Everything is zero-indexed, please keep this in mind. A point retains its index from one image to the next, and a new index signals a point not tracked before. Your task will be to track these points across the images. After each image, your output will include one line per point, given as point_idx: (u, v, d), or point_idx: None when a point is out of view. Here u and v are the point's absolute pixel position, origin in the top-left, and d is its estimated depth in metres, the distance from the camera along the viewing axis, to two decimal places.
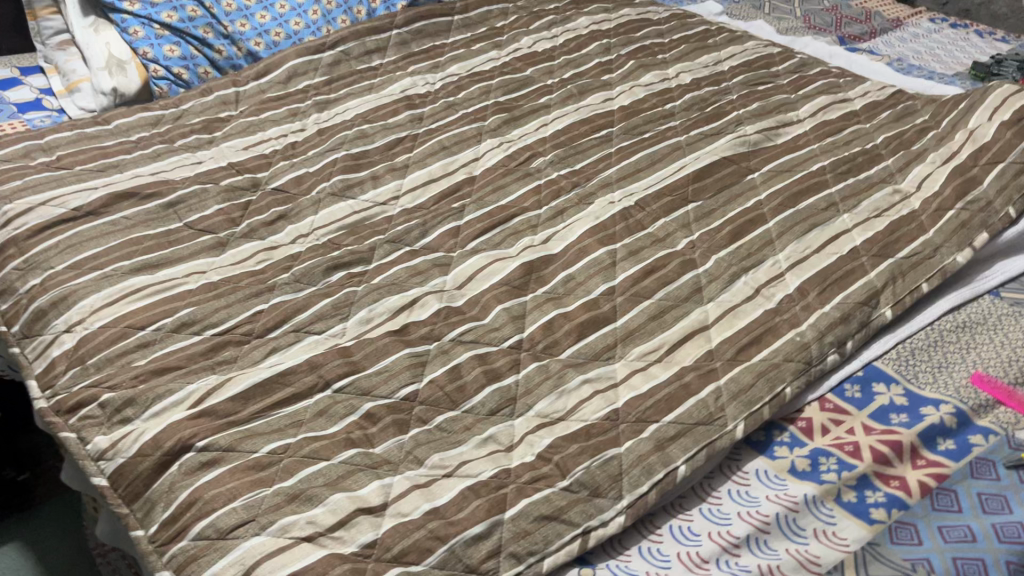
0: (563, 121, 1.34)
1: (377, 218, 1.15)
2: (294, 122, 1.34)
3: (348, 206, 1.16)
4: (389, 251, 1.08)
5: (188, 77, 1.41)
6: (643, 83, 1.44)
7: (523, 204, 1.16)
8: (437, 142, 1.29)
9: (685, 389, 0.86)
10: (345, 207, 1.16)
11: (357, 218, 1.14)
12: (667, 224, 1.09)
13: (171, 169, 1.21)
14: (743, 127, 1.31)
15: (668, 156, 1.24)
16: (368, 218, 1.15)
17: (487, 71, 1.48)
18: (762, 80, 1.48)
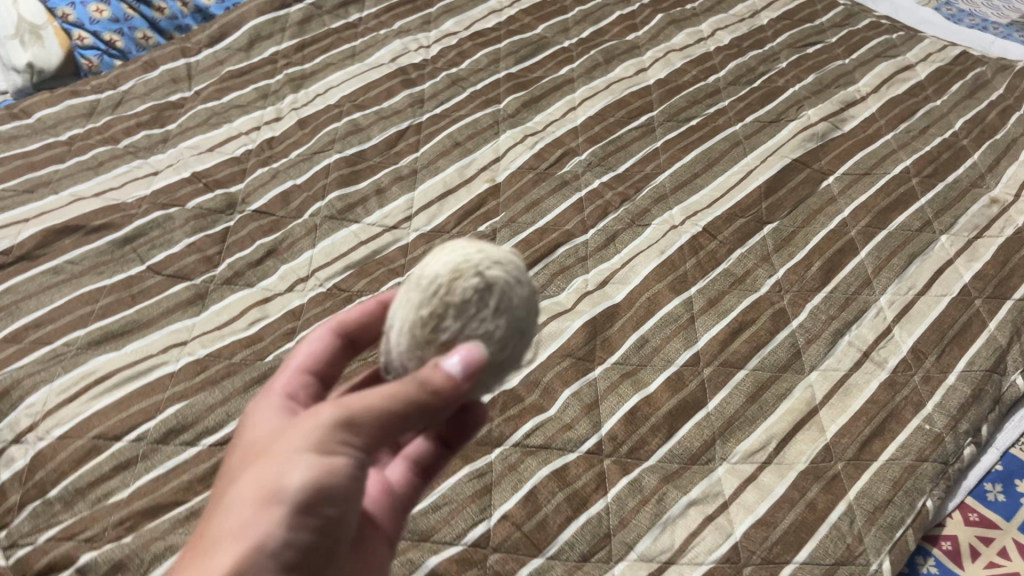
0: (593, 103, 1.12)
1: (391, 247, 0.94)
2: (264, 106, 1.09)
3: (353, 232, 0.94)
4: None
5: (124, 44, 1.12)
6: (677, 47, 1.23)
7: (566, 227, 0.96)
8: (447, 136, 1.06)
9: (811, 511, 0.71)
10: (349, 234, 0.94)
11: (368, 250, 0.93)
12: (745, 258, 0.92)
13: (121, 184, 0.96)
14: (804, 110, 1.12)
15: (727, 155, 1.04)
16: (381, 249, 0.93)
17: (489, 28, 1.24)
18: (809, 38, 1.27)
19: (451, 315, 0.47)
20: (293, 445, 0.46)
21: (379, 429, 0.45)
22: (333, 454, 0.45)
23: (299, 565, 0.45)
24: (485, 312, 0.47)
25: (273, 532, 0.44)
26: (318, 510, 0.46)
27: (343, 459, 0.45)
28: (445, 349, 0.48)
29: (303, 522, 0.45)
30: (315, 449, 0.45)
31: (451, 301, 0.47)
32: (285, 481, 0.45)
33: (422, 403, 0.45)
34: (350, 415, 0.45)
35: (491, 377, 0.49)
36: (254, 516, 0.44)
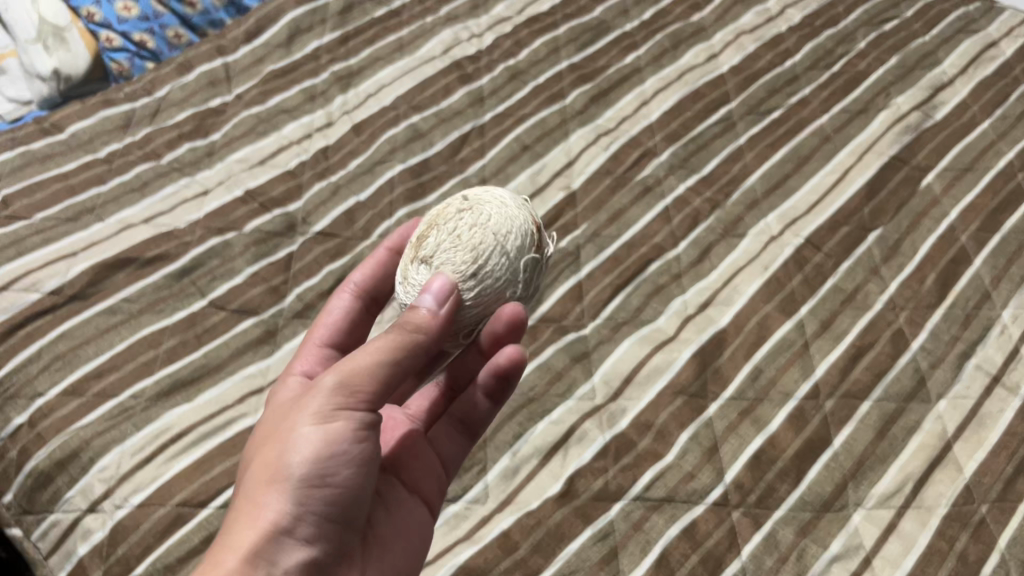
0: (666, 95, 1.04)
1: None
2: (314, 110, 1.00)
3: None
4: None
5: (155, 44, 1.03)
6: (746, 28, 1.14)
7: (655, 241, 0.89)
8: (515, 138, 0.98)
9: (963, 565, 0.66)
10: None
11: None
12: (853, 272, 0.85)
13: (170, 206, 0.88)
14: (892, 97, 1.04)
15: (817, 153, 0.97)
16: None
17: (544, 11, 1.15)
18: (884, 13, 1.19)
19: (434, 237, 0.59)
20: (295, 419, 0.49)
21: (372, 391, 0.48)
22: (330, 418, 0.48)
23: (327, 516, 0.49)
24: (463, 232, 0.57)
25: (287, 500, 0.47)
26: (326, 475, 0.48)
27: (341, 423, 0.48)
28: (427, 272, 0.58)
29: (314, 487, 0.48)
30: (315, 418, 0.48)
31: (439, 223, 0.59)
32: (291, 454, 0.48)
33: (416, 346, 0.50)
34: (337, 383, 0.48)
35: (482, 295, 0.57)
36: (267, 488, 0.48)
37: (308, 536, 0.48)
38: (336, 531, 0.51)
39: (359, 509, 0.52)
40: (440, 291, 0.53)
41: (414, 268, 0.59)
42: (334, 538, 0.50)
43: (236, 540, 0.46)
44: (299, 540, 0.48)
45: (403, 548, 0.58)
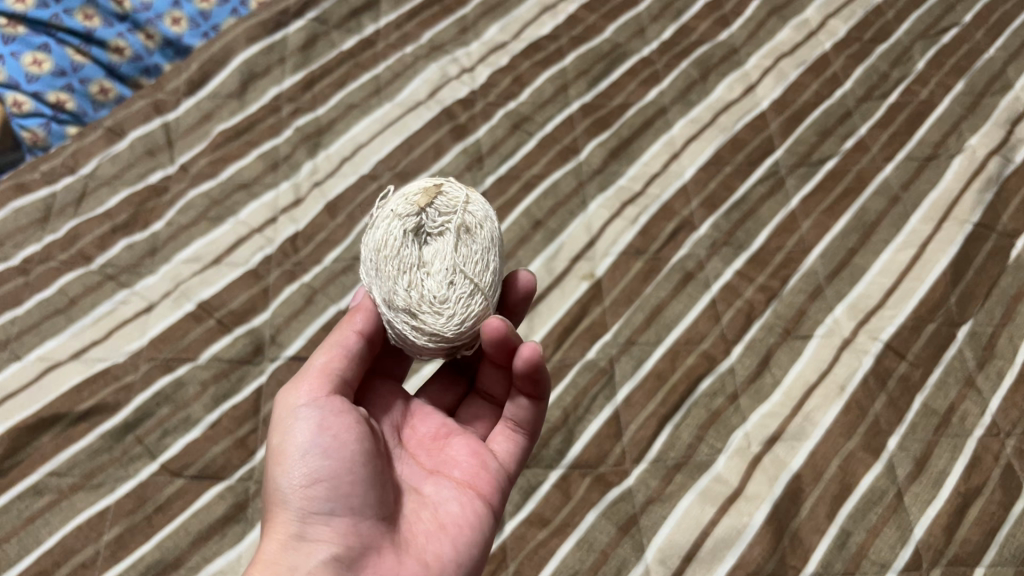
0: (700, 145, 0.87)
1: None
2: (277, 181, 0.82)
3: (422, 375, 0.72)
4: (532, 489, 0.66)
5: (76, 105, 0.83)
6: (784, 48, 0.97)
7: (703, 348, 0.73)
8: (523, 213, 0.82)
9: None
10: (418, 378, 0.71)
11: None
12: (945, 385, 0.70)
13: (105, 332, 0.71)
14: (963, 137, 0.88)
15: (885, 220, 0.82)
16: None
17: (546, 33, 0.96)
18: (940, 22, 1.02)
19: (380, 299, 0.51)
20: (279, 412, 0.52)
21: (317, 387, 0.50)
22: (302, 406, 0.50)
23: (337, 515, 0.48)
24: (396, 267, 0.49)
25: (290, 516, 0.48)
26: (315, 472, 0.48)
27: (303, 418, 0.49)
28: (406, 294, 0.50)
29: (307, 489, 0.48)
30: (283, 430, 0.50)
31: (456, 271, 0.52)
32: (277, 471, 0.49)
33: (347, 334, 0.53)
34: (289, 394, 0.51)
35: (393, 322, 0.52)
36: (275, 517, 0.49)
37: (318, 535, 0.48)
38: (357, 520, 0.48)
39: (376, 489, 0.49)
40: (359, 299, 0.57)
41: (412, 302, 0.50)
42: (355, 532, 0.48)
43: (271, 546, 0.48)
44: (309, 545, 0.47)
45: (451, 502, 0.52)
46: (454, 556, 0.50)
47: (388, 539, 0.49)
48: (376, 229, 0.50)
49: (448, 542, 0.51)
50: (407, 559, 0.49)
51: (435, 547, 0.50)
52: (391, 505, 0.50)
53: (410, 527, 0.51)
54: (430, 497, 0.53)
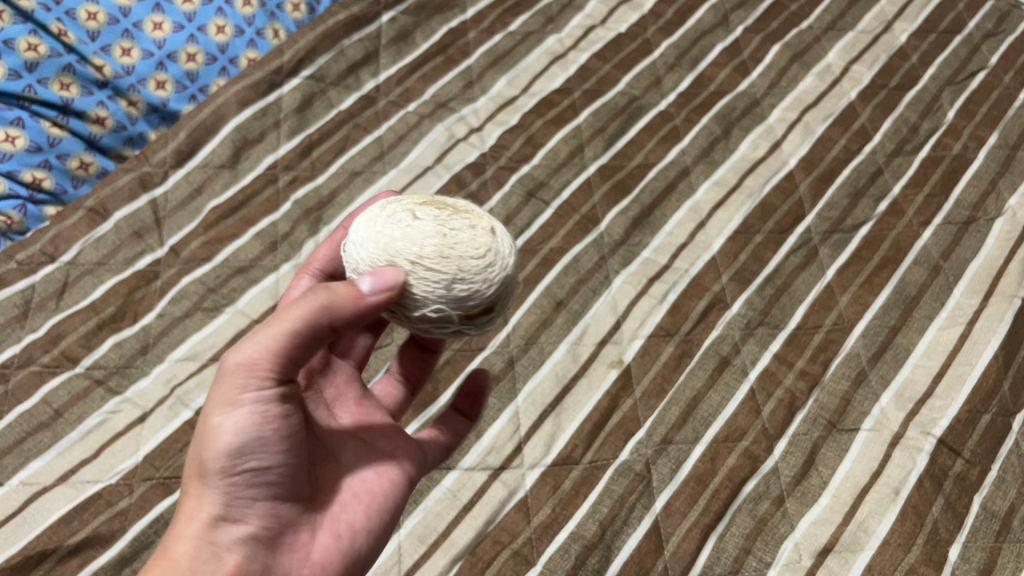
0: (727, 213, 0.82)
1: (508, 513, 0.65)
2: (277, 263, 0.76)
3: (441, 489, 0.66)
4: None
5: (55, 183, 0.76)
6: (808, 97, 0.92)
7: (744, 445, 0.69)
8: (544, 293, 0.77)
9: None
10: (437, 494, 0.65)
11: (468, 517, 0.65)
12: (1004, 485, 0.66)
13: (95, 449, 0.64)
14: (1002, 197, 0.84)
15: (927, 292, 0.77)
16: (491, 518, 0.65)
17: (556, 87, 0.91)
18: (967, 65, 0.97)
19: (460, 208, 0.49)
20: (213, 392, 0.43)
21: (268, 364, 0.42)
22: (249, 397, 0.42)
23: (259, 500, 0.44)
24: (451, 223, 0.45)
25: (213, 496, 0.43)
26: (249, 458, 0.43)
27: (247, 403, 0.42)
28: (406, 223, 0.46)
29: (236, 475, 0.43)
30: (221, 409, 0.42)
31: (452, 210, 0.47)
32: (204, 449, 0.43)
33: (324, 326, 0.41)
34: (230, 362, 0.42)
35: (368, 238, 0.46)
36: (193, 488, 0.44)
37: (240, 518, 0.44)
38: (277, 501, 0.46)
39: (296, 471, 0.46)
40: (377, 292, 0.42)
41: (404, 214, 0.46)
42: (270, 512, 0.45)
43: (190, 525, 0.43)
44: (231, 528, 0.44)
45: (365, 476, 0.51)
46: (364, 532, 0.49)
47: (304, 515, 0.47)
48: (482, 236, 0.45)
49: (361, 518, 0.49)
50: (320, 536, 0.47)
51: (348, 522, 0.49)
52: (310, 483, 0.48)
53: (324, 501, 0.49)
54: (345, 470, 0.50)
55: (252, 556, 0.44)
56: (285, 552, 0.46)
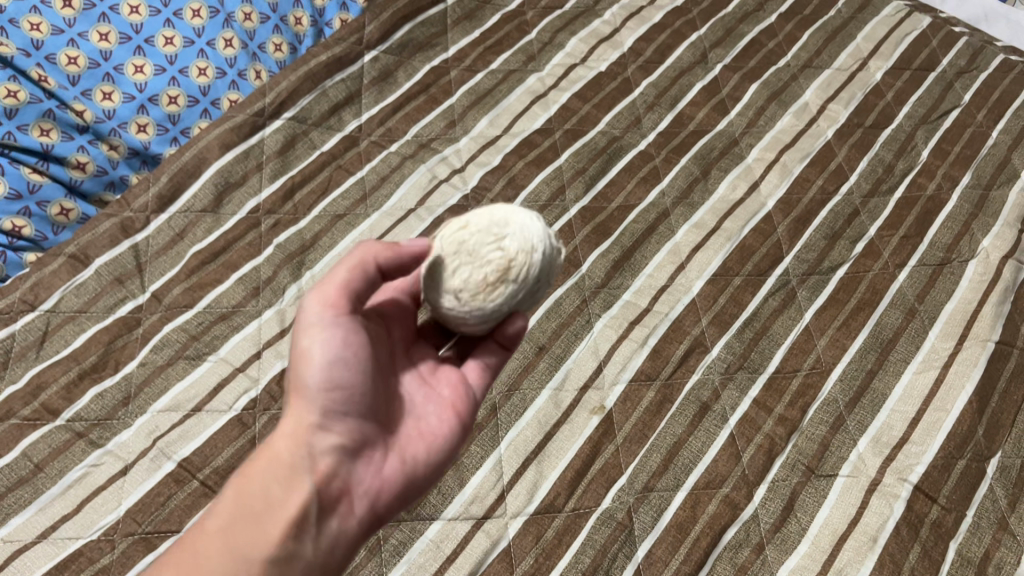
0: (706, 255, 0.83)
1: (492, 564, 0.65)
2: (259, 308, 0.76)
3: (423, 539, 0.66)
4: None
5: (35, 230, 0.76)
6: (785, 136, 0.93)
7: (724, 491, 0.69)
8: (526, 337, 0.77)
9: None
10: (419, 544, 0.66)
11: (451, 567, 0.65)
12: (978, 531, 0.67)
13: (76, 506, 0.64)
14: (975, 239, 0.85)
15: (903, 336, 0.78)
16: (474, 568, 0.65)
17: (537, 127, 0.92)
18: (941, 103, 0.98)
19: (532, 287, 0.49)
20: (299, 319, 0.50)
21: (353, 285, 0.50)
22: (326, 321, 0.48)
23: (349, 410, 0.50)
24: (458, 270, 0.49)
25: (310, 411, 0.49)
26: (341, 369, 0.49)
27: (342, 322, 0.49)
28: (496, 253, 0.48)
29: (326, 394, 0.48)
30: (310, 333, 0.48)
31: (480, 288, 0.48)
32: (302, 369, 0.48)
33: (367, 266, 0.50)
34: (325, 284, 0.50)
35: (518, 229, 0.49)
36: (294, 399, 0.49)
37: (330, 428, 0.49)
38: (361, 419, 0.51)
39: (376, 393, 0.52)
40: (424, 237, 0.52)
41: (494, 266, 0.48)
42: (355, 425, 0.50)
43: (284, 432, 0.49)
44: (324, 437, 0.49)
45: (431, 415, 0.55)
46: (426, 461, 0.54)
47: (379, 438, 0.52)
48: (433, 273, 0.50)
49: (420, 449, 0.54)
50: (391, 458, 0.53)
51: (414, 453, 0.54)
52: (385, 412, 0.53)
53: (397, 428, 0.54)
54: (417, 407, 0.55)
55: (338, 463, 0.50)
56: (360, 467, 0.51)
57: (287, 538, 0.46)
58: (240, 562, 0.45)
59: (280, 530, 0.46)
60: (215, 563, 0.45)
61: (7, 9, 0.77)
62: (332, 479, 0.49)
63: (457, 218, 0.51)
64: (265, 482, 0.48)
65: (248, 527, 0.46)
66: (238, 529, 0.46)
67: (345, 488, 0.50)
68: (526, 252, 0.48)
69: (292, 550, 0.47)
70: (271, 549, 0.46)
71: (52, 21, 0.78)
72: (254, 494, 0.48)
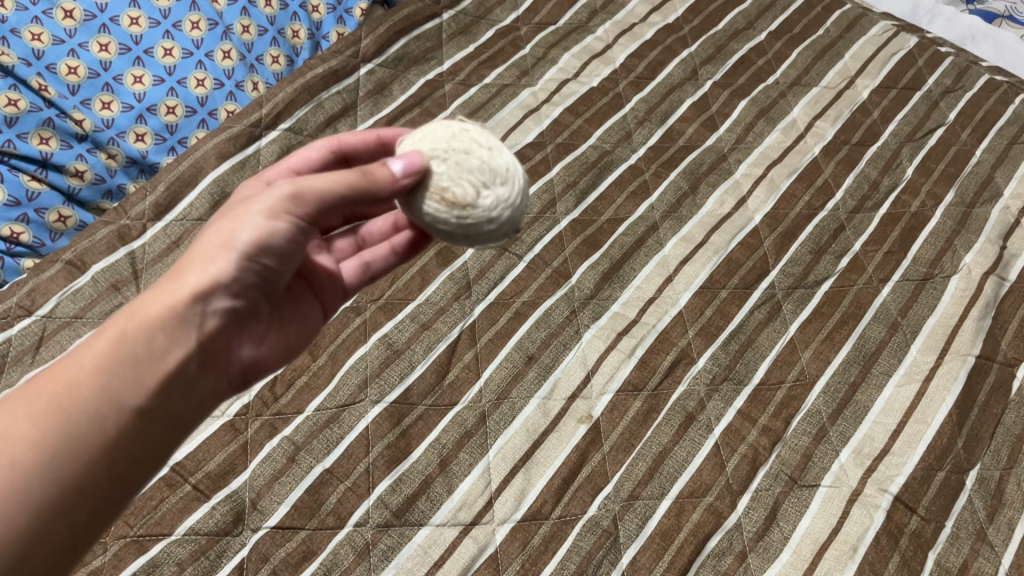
0: (694, 268, 0.85)
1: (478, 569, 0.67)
2: None
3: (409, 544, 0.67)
4: None
5: (33, 236, 0.77)
6: (773, 152, 0.95)
7: (708, 500, 0.70)
8: (516, 347, 0.78)
9: None
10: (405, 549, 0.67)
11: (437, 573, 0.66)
12: (957, 541, 0.68)
13: None
14: (958, 255, 0.87)
15: (885, 349, 0.79)
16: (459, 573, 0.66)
17: (530, 140, 0.93)
18: (925, 121, 1.00)
19: (469, 239, 0.49)
20: (245, 207, 0.45)
21: (332, 200, 0.45)
22: (276, 217, 0.45)
23: (250, 282, 0.47)
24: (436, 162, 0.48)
25: (221, 269, 0.44)
26: (266, 251, 0.45)
27: (287, 221, 0.45)
28: (468, 187, 0.47)
29: (234, 277, 0.45)
30: (258, 215, 0.44)
31: (434, 194, 0.47)
32: (226, 245, 0.44)
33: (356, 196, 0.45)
34: (301, 190, 0.44)
35: (503, 190, 0.48)
36: (194, 264, 0.44)
37: (212, 311, 0.46)
38: (234, 315, 0.48)
39: (260, 295, 0.49)
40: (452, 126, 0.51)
41: (457, 199, 0.47)
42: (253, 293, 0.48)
43: (163, 297, 0.44)
44: (204, 316, 0.45)
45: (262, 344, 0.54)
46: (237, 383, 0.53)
47: (232, 343, 0.50)
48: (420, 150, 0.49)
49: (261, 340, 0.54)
50: (226, 368, 0.50)
51: (237, 368, 0.52)
52: (247, 318, 0.50)
53: (242, 341, 0.51)
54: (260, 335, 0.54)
55: (196, 356, 0.46)
56: (208, 365, 0.48)
57: (162, 390, 0.44)
58: (111, 406, 0.42)
59: (157, 382, 0.44)
60: (86, 402, 0.42)
61: (8, 19, 0.77)
62: (189, 366, 0.46)
63: (482, 138, 0.50)
64: (146, 327, 0.43)
65: (126, 373, 0.43)
66: (115, 371, 0.42)
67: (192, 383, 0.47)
68: (491, 211, 0.47)
69: (161, 403, 0.45)
70: (143, 399, 0.43)
71: (53, 31, 0.79)
72: (127, 347, 0.43)
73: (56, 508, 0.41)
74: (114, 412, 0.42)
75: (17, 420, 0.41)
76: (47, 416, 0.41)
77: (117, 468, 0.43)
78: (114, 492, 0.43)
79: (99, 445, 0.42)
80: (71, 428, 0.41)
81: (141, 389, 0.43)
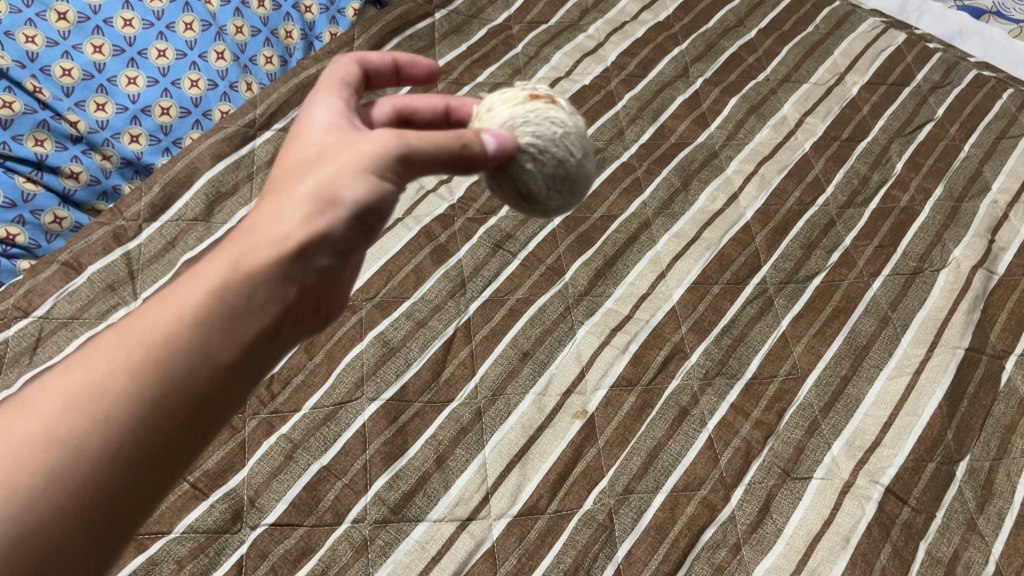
0: (686, 264, 0.86)
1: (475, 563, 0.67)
2: None
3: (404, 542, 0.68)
4: None
5: (29, 238, 0.77)
6: (764, 148, 0.96)
7: (702, 494, 0.71)
8: (511, 343, 0.79)
9: None
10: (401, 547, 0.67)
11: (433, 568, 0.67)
12: (948, 531, 0.69)
13: None
14: (947, 249, 0.88)
15: (876, 342, 0.80)
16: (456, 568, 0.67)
17: None
18: (915, 117, 1.01)
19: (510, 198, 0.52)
20: (342, 152, 0.41)
21: (434, 162, 0.42)
22: (383, 175, 0.41)
23: (346, 239, 0.43)
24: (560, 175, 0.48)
25: (327, 223, 0.40)
26: (369, 211, 0.42)
27: (389, 181, 0.41)
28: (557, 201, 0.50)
29: (334, 230, 0.41)
30: (360, 166, 0.41)
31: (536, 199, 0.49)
32: (331, 190, 0.40)
33: (453, 160, 0.43)
34: (409, 149, 0.41)
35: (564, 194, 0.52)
36: (296, 204, 0.40)
37: (312, 265, 0.42)
38: (327, 272, 0.44)
39: (353, 249, 0.45)
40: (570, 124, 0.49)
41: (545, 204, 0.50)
42: (349, 244, 0.44)
43: (264, 240, 0.39)
44: (302, 272, 0.41)
45: (339, 301, 0.51)
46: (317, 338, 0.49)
47: (319, 299, 0.46)
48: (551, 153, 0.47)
49: (336, 303, 0.50)
50: (309, 324, 0.46)
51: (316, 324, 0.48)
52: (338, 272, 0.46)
53: (327, 299, 0.48)
54: (340, 292, 0.50)
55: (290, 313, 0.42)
56: (298, 322, 0.44)
57: (253, 346, 0.40)
58: (204, 364, 0.38)
59: (250, 337, 0.40)
60: (177, 356, 0.37)
61: (3, 21, 0.78)
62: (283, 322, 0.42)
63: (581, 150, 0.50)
64: (249, 280, 0.39)
65: (218, 324, 0.38)
66: (214, 322, 0.38)
67: (280, 343, 0.43)
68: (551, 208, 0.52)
69: (250, 358, 0.41)
70: (234, 356, 0.39)
71: (47, 33, 0.80)
72: (225, 299, 0.38)
73: (130, 468, 0.36)
74: (204, 368, 0.38)
75: (106, 370, 0.36)
76: (130, 369, 0.37)
77: (206, 426, 0.39)
78: (192, 456, 0.39)
79: (188, 404, 0.38)
80: (165, 392, 0.37)
81: (235, 344, 0.39)
